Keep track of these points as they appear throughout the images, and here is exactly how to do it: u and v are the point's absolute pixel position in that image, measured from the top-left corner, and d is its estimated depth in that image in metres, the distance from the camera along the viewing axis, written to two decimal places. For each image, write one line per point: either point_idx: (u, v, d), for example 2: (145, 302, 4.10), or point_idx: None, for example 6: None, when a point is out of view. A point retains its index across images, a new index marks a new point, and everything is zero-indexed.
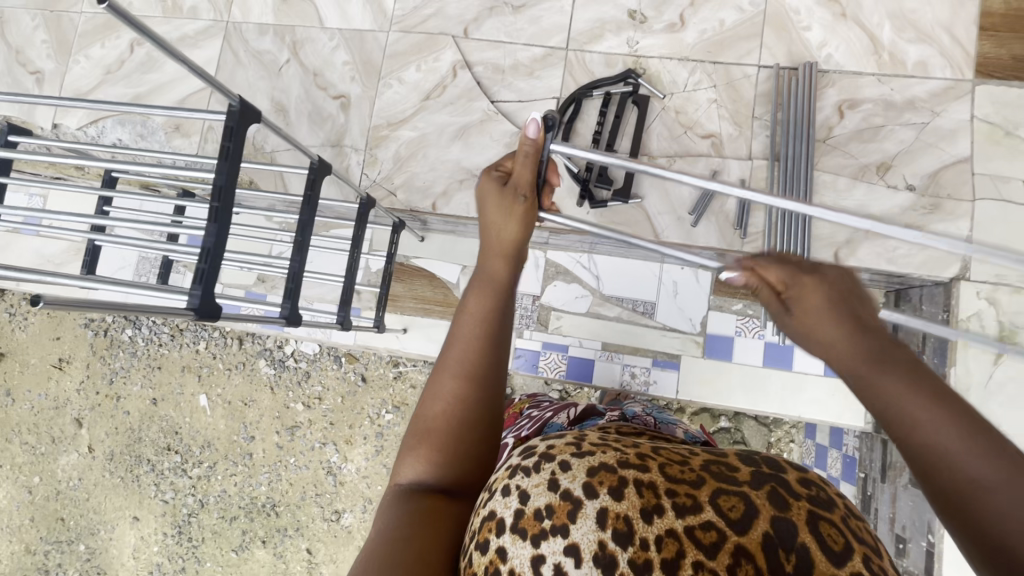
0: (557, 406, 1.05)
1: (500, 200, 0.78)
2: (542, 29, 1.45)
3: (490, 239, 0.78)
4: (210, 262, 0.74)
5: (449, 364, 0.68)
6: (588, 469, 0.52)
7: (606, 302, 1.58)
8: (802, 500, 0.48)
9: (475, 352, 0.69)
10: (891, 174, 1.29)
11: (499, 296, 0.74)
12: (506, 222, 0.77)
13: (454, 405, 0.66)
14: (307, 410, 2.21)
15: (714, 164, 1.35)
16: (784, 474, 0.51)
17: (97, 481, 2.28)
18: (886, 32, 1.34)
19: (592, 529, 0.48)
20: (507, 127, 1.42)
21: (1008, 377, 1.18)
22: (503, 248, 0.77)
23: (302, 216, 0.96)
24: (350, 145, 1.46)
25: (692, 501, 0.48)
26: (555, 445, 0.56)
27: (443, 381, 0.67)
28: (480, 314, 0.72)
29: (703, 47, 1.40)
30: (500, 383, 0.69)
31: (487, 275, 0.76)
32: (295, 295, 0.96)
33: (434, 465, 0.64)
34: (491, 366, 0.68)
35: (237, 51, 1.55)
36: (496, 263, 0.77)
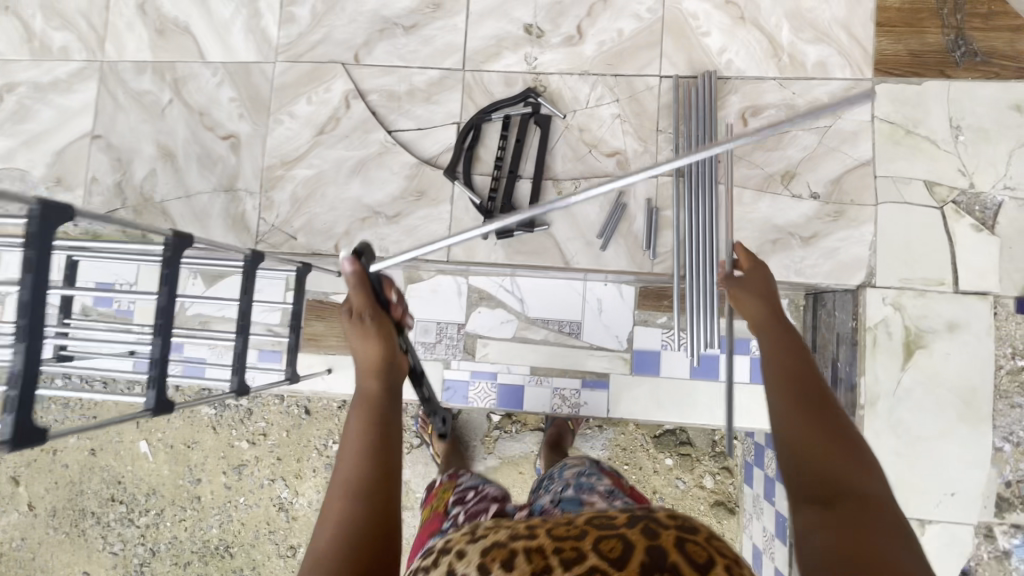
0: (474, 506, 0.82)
1: (352, 328, 0.82)
2: (436, 50, 1.38)
3: (360, 363, 0.82)
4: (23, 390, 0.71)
5: (339, 480, 0.71)
6: (482, 550, 0.51)
7: (532, 325, 1.55)
8: (671, 529, 0.48)
9: (361, 464, 0.72)
10: (795, 183, 1.26)
11: (377, 415, 0.77)
12: (364, 343, 0.82)
13: (342, 526, 0.65)
14: (253, 447, 2.15)
15: (620, 184, 1.31)
16: (656, 513, 0.52)
17: (42, 540, 2.20)
18: (785, 33, 1.31)
19: None
20: (407, 158, 1.35)
21: (916, 382, 1.19)
22: (370, 366, 0.81)
23: (161, 298, 0.90)
24: (244, 188, 1.38)
25: (576, 553, 0.47)
26: (453, 538, 0.57)
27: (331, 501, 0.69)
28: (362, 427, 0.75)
29: (603, 60, 1.35)
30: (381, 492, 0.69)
31: (364, 396, 0.79)
32: (162, 382, 0.90)
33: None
34: (376, 473, 0.71)
35: (115, 93, 1.45)
36: (369, 382, 0.80)
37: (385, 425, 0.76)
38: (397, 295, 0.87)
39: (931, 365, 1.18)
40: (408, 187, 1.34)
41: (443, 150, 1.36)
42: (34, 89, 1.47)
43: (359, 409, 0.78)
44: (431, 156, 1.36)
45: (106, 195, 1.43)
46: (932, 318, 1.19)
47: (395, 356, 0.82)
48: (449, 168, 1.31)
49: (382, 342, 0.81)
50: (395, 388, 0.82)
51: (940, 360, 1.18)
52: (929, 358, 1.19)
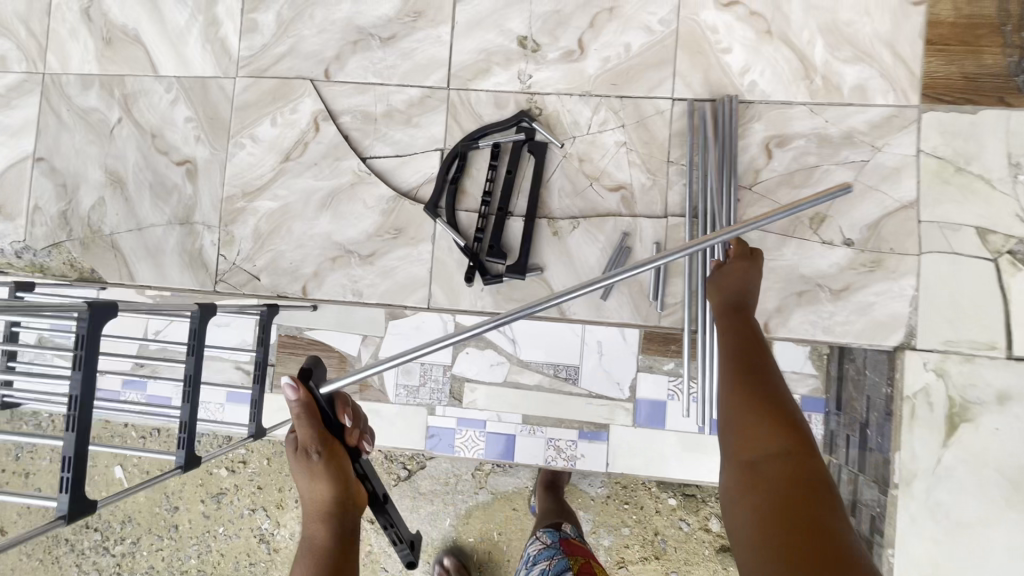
0: None
1: (299, 469, 0.74)
2: (417, 65, 1.22)
3: (308, 503, 0.74)
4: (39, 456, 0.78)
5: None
6: None
7: (525, 369, 1.41)
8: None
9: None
10: (826, 227, 1.09)
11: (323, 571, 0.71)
12: (310, 486, 0.73)
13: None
14: (232, 475, 2.04)
15: (625, 225, 1.15)
16: None
17: (16, 566, 2.12)
18: (819, 50, 1.13)
19: None
20: (383, 190, 1.19)
21: (959, 460, 1.04)
22: (319, 509, 0.73)
23: (74, 386, 0.76)
24: (202, 221, 1.23)
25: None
26: None
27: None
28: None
29: (607, 79, 1.18)
30: None
31: (310, 545, 0.73)
32: (79, 482, 0.77)
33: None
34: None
35: (58, 110, 1.29)
36: (314, 528, 0.74)
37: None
38: (352, 413, 0.76)
39: (976, 442, 1.03)
40: (384, 223, 1.19)
41: (425, 182, 1.20)
42: None
43: (308, 558, 0.72)
44: (410, 187, 1.20)
45: (50, 226, 1.28)
46: (980, 387, 1.04)
47: (346, 496, 0.74)
48: (431, 204, 1.16)
49: (329, 486, 0.73)
50: (349, 527, 0.75)
51: (987, 437, 1.03)
52: (975, 433, 1.03)
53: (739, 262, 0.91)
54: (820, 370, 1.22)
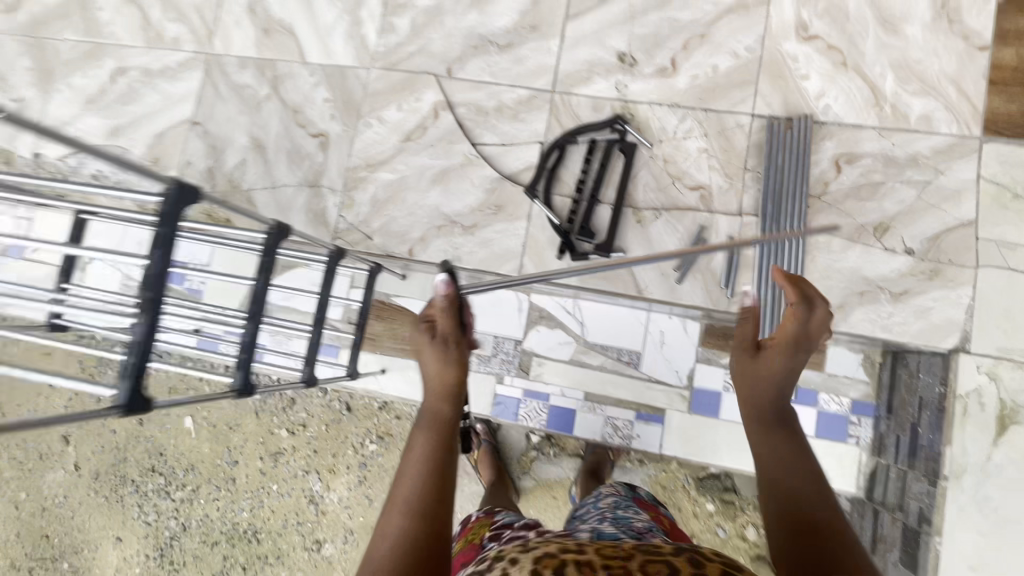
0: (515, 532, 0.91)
1: (430, 350, 0.88)
2: (528, 70, 1.40)
3: (434, 381, 0.87)
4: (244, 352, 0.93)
5: (399, 497, 0.76)
6: (540, 560, 0.73)
7: (590, 350, 1.54)
8: (714, 563, 0.71)
9: (420, 481, 0.76)
10: (889, 237, 1.22)
11: (444, 435, 0.83)
12: (443, 368, 0.87)
13: (399, 541, 0.70)
14: (291, 436, 2.19)
15: (702, 219, 1.29)
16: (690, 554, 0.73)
17: (82, 500, 2.28)
18: (889, 83, 1.27)
19: None
20: (489, 172, 1.37)
21: (1008, 460, 1.14)
22: (444, 388, 0.87)
23: (153, 264, 0.71)
24: (328, 186, 1.42)
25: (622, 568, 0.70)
26: (512, 549, 0.80)
27: (392, 516, 0.73)
28: (430, 447, 0.81)
29: (695, 93, 1.34)
30: (442, 514, 0.74)
31: (432, 415, 0.86)
32: (139, 373, 0.70)
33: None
34: (432, 493, 0.75)
35: (217, 84, 1.52)
36: (439, 404, 0.87)
37: (451, 442, 0.83)
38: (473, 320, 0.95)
39: None
40: (487, 200, 1.36)
41: (525, 168, 1.36)
42: (143, 74, 1.56)
43: (429, 429, 0.83)
44: (512, 172, 1.36)
45: (197, 178, 1.49)
46: None
47: (464, 382, 0.89)
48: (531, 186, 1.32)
49: (457, 369, 0.87)
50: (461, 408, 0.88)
51: None
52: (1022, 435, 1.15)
53: (786, 351, 0.86)
54: (873, 375, 1.30)
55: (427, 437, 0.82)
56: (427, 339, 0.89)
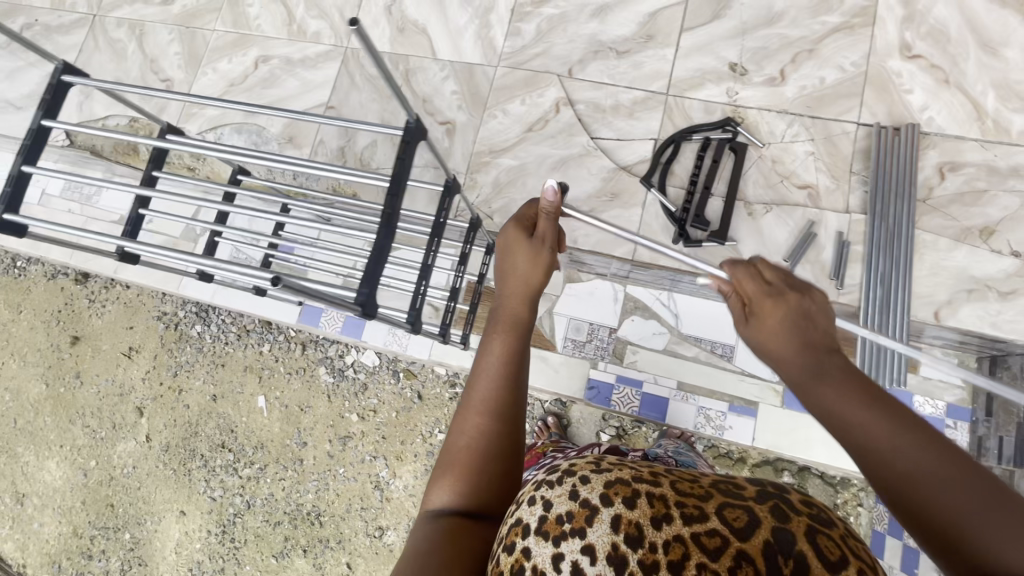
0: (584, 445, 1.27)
1: (526, 248, 0.94)
2: (644, 74, 1.53)
3: (516, 281, 0.92)
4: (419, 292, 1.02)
5: (475, 403, 0.79)
6: (606, 482, 0.54)
7: (684, 341, 1.59)
8: (801, 516, 0.50)
9: (493, 391, 0.80)
10: (994, 239, 1.28)
11: (519, 337, 0.87)
12: (534, 270, 0.92)
13: (480, 437, 0.76)
14: (361, 421, 2.22)
15: (811, 215, 1.37)
16: (787, 494, 0.53)
17: (150, 472, 2.33)
18: (991, 100, 1.36)
19: (606, 532, 0.50)
20: (605, 163, 1.47)
21: None
22: (525, 290, 0.92)
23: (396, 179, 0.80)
24: (452, 168, 1.54)
25: (699, 512, 0.50)
26: (575, 463, 0.60)
27: (469, 419, 0.78)
28: (505, 351, 0.85)
29: (803, 102, 1.45)
30: (515, 411, 0.79)
31: (508, 320, 0.89)
32: (375, 280, 0.77)
33: (464, 486, 0.73)
34: (507, 399, 0.80)
35: (352, 74, 1.66)
36: (516, 306, 0.90)
37: (522, 346, 0.86)
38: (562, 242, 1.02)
39: None
40: (604, 188, 1.46)
41: (640, 161, 1.47)
42: (284, 63, 1.72)
43: (502, 334, 0.87)
44: (627, 164, 1.47)
45: (328, 156, 1.62)
46: None
47: (541, 287, 0.94)
48: (648, 177, 1.42)
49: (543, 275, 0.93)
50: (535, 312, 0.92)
51: None
52: None
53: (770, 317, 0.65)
54: (967, 381, 1.38)
55: (505, 340, 0.86)
56: (521, 237, 0.95)
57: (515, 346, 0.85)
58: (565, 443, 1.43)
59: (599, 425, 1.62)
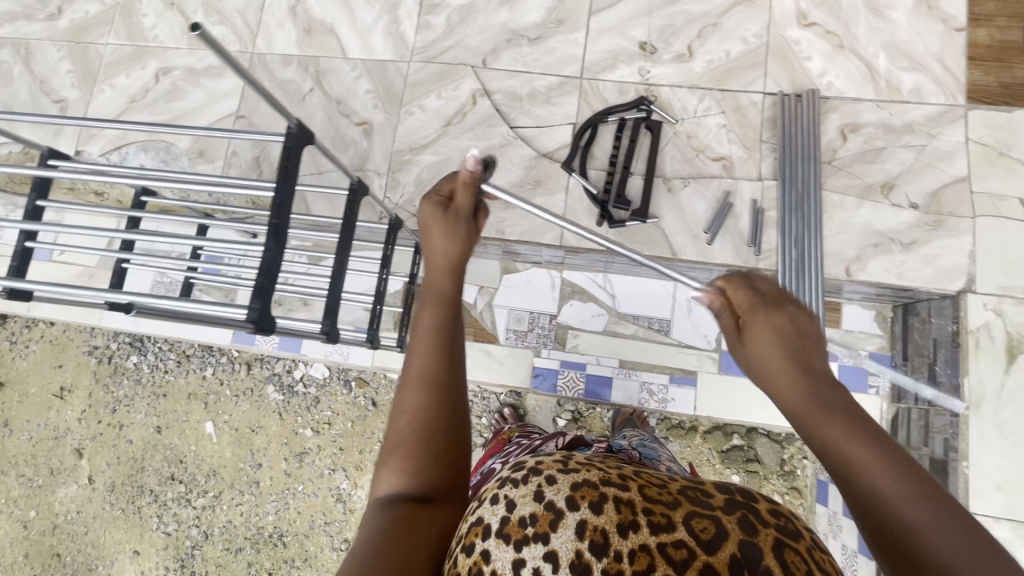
0: (548, 435, 1.18)
1: (440, 227, 0.91)
2: (557, 59, 1.53)
3: (436, 262, 0.90)
4: (334, 301, 0.98)
5: (412, 380, 0.73)
6: (573, 483, 0.53)
7: (622, 320, 1.62)
8: (770, 528, 0.49)
9: (428, 364, 0.75)
10: (894, 193, 1.35)
11: (447, 308, 0.82)
12: (450, 245, 0.90)
13: (419, 414, 0.70)
14: (316, 435, 2.17)
15: (727, 185, 1.41)
16: (754, 503, 0.52)
17: (96, 514, 2.20)
18: (882, 61, 1.43)
19: (570, 538, 0.49)
20: (526, 151, 1.47)
21: (1019, 385, 1.23)
22: (445, 266, 0.89)
23: (277, 195, 0.76)
24: (373, 169, 1.50)
25: (665, 520, 0.49)
26: (542, 461, 0.58)
27: (406, 397, 0.72)
28: (435, 324, 0.79)
29: (711, 76, 1.48)
30: (456, 380, 0.74)
31: (436, 292, 0.85)
32: (267, 294, 0.74)
33: (409, 472, 0.67)
34: (447, 371, 0.74)
35: (261, 80, 1.60)
36: (440, 281, 0.87)
37: (454, 320, 0.81)
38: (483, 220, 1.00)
39: None
40: (526, 176, 1.46)
41: (560, 147, 1.47)
42: (187, 73, 1.63)
43: (429, 312, 0.81)
44: (548, 151, 1.47)
45: (244, 168, 1.56)
46: None
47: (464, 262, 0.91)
48: (568, 162, 1.43)
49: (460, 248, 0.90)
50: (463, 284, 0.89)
51: None
52: None
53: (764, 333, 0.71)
54: (884, 329, 1.43)
55: (435, 314, 0.80)
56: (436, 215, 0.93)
57: (444, 318, 0.80)
58: (530, 426, 1.42)
59: (555, 411, 1.62)
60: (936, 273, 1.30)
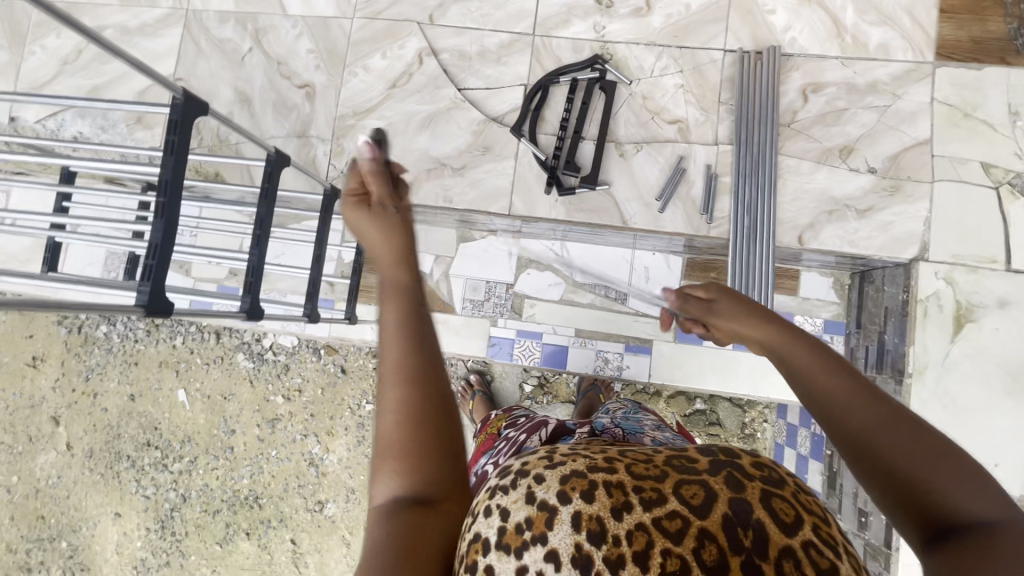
0: (530, 424, 0.84)
1: (365, 215, 0.73)
2: (509, 15, 1.44)
3: (377, 248, 0.69)
4: (255, 276, 0.94)
5: (387, 370, 0.56)
6: (562, 475, 0.42)
7: (579, 289, 1.59)
8: (757, 479, 0.41)
9: (407, 349, 0.57)
10: (852, 157, 1.30)
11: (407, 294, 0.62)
12: (390, 230, 0.71)
13: (405, 414, 0.54)
14: (287, 402, 2.10)
15: (681, 150, 1.36)
16: (738, 456, 0.44)
17: (77, 479, 2.17)
18: (850, 15, 1.35)
19: (568, 532, 0.39)
20: (474, 115, 1.41)
21: (964, 354, 1.22)
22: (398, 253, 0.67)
23: (164, 170, 0.72)
24: (317, 135, 1.45)
25: (657, 493, 0.40)
26: (525, 458, 0.47)
27: (386, 392, 0.55)
28: (400, 315, 0.59)
29: (669, 32, 1.40)
30: (437, 369, 0.57)
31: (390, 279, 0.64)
32: (157, 276, 0.71)
33: (406, 475, 0.52)
34: (427, 354, 0.58)
35: (198, 40, 1.51)
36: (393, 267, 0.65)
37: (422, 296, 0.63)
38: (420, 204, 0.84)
39: (980, 338, 1.22)
40: (474, 142, 1.40)
41: (510, 111, 1.41)
42: (120, 33, 1.55)
43: (394, 291, 0.62)
44: (498, 114, 1.41)
45: None
46: (982, 293, 1.23)
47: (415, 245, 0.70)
48: (517, 126, 1.37)
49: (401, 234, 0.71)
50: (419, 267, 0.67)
51: (989, 335, 1.21)
52: (978, 332, 1.22)
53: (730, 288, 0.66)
54: (842, 296, 1.41)
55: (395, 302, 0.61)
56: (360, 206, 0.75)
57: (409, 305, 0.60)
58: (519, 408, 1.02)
59: (522, 377, 1.65)
60: (890, 241, 1.27)
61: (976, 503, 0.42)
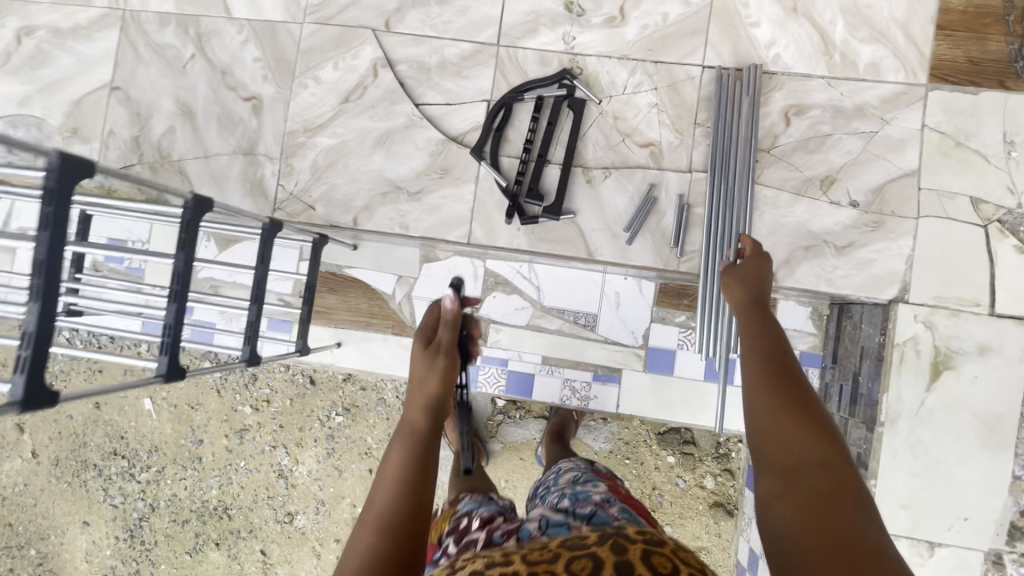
0: (463, 543, 0.78)
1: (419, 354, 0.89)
2: (471, 22, 1.32)
3: (414, 393, 0.84)
4: (172, 335, 0.87)
5: (371, 513, 0.65)
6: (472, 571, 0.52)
7: (547, 314, 1.52)
8: (637, 543, 0.51)
9: (394, 499, 0.66)
10: (833, 189, 1.22)
11: (417, 442, 0.75)
12: (430, 373, 0.85)
13: (368, 559, 0.60)
14: (255, 412, 1.99)
15: (652, 177, 1.27)
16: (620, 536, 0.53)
17: (45, 487, 2.08)
18: (839, 30, 1.24)
19: None
20: (432, 134, 1.31)
21: (940, 403, 1.16)
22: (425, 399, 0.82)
23: (38, 249, 0.63)
24: (264, 153, 1.34)
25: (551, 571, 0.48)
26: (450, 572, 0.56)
27: (361, 537, 0.63)
28: (402, 461, 0.72)
29: (644, 45, 1.29)
30: (414, 523, 0.65)
31: (408, 427, 0.78)
32: (36, 366, 0.65)
33: None
34: (411, 509, 0.66)
35: (136, 44, 1.40)
36: (416, 416, 0.80)
37: (429, 454, 0.74)
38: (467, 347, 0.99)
39: (956, 386, 1.16)
40: (431, 164, 1.31)
41: (471, 129, 1.32)
42: (53, 34, 1.42)
43: (404, 438, 0.76)
44: (458, 134, 1.32)
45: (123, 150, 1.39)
46: (963, 338, 1.16)
47: (445, 396, 0.83)
48: (477, 148, 1.27)
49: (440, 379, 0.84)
50: (440, 420, 0.80)
51: (967, 382, 1.15)
52: (956, 380, 1.16)
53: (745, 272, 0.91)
54: (819, 329, 1.34)
55: (405, 450, 0.73)
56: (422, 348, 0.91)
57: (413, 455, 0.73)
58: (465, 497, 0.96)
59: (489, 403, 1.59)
60: (869, 279, 1.20)
61: (808, 452, 0.61)
